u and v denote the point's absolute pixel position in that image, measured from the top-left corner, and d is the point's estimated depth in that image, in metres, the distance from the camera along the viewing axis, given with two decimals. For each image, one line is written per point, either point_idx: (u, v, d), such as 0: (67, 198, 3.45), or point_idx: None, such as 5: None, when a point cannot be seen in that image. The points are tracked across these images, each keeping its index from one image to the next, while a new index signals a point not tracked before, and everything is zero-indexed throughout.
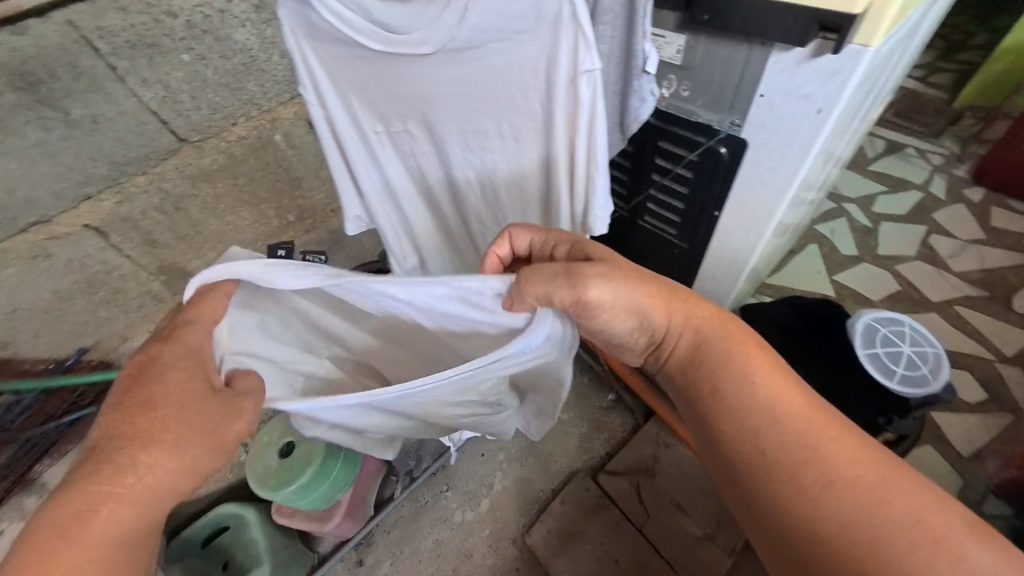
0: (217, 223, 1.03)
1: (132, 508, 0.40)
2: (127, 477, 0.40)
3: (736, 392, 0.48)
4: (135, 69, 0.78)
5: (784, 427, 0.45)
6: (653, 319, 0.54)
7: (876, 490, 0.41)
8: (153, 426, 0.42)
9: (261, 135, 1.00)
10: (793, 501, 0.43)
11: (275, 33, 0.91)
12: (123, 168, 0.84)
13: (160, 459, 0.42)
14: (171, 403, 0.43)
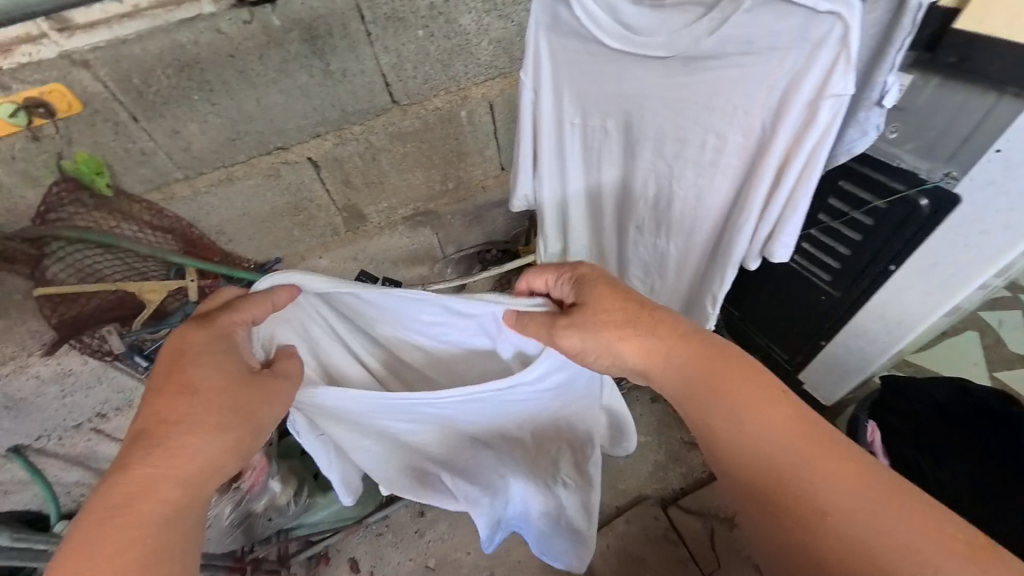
0: (395, 178, 1.16)
1: (178, 484, 0.53)
2: (166, 457, 0.54)
3: (729, 429, 0.56)
4: (382, 37, 0.92)
5: (772, 458, 0.53)
6: (642, 353, 0.64)
7: (853, 506, 0.49)
8: (181, 412, 0.55)
9: (451, 109, 1.10)
10: (794, 522, 0.51)
11: (491, 22, 1.00)
12: (348, 116, 1.00)
13: (194, 436, 0.55)
14: (203, 395, 0.56)
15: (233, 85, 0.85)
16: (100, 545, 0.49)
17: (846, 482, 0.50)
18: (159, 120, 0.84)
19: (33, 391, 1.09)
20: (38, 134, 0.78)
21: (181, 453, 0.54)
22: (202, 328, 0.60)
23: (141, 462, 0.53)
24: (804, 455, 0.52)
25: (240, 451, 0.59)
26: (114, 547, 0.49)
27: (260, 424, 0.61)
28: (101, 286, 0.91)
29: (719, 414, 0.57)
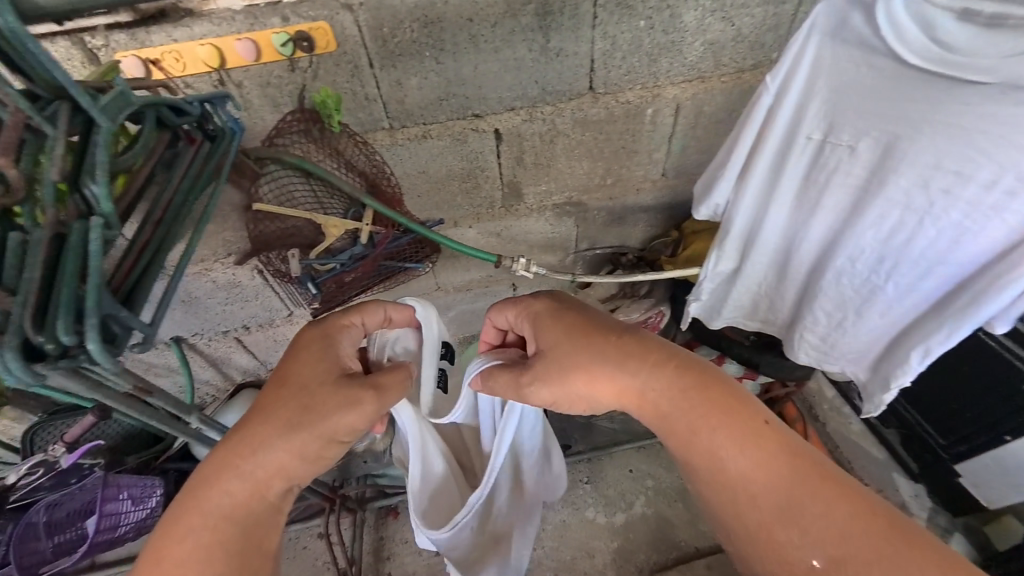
0: (562, 163, 1.15)
1: (236, 483, 0.65)
2: (251, 442, 0.66)
3: (710, 472, 0.62)
4: (605, 23, 0.91)
5: (752, 492, 0.60)
6: (615, 392, 0.69)
7: (832, 528, 0.56)
8: (282, 407, 0.68)
9: (641, 104, 1.07)
10: (782, 551, 0.58)
11: (712, 23, 0.95)
12: (545, 96, 1.01)
13: (268, 427, 0.67)
14: (293, 380, 0.71)
15: (460, 47, 0.89)
16: (212, 500, 0.63)
17: (827, 509, 0.57)
18: (389, 70, 0.89)
19: (207, 293, 1.22)
20: (295, 66, 0.85)
21: (273, 442, 0.66)
22: (319, 335, 0.75)
23: (243, 444, 0.66)
24: (784, 486, 0.59)
25: (316, 453, 0.68)
26: (219, 526, 0.62)
27: (328, 429, 0.68)
28: (297, 213, 0.99)
29: (713, 458, 0.62)
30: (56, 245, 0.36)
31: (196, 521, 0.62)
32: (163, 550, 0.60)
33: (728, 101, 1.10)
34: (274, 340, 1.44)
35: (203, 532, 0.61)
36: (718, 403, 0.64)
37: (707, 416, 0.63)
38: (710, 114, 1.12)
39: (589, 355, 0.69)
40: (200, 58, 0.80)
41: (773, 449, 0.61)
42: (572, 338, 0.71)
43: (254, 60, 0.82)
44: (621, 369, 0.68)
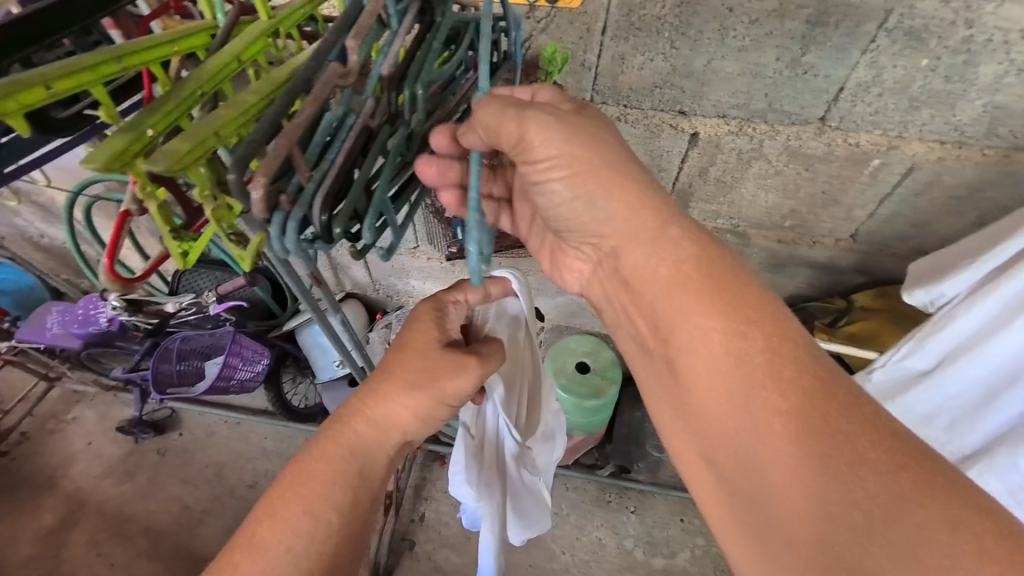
0: (747, 189, 1.04)
1: (361, 432, 0.62)
2: (378, 397, 0.64)
3: (677, 347, 0.49)
4: (882, 50, 0.78)
5: (720, 380, 0.45)
6: (612, 208, 0.51)
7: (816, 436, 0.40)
8: (405, 367, 0.65)
9: (871, 153, 0.92)
10: (721, 434, 0.45)
11: (1013, 83, 0.78)
12: (767, 113, 0.90)
13: (397, 388, 0.64)
14: (416, 344, 0.66)
15: (704, 38, 0.81)
16: (343, 438, 0.61)
17: (801, 395, 0.42)
18: (619, 42, 0.84)
19: None
20: (531, 13, 0.84)
21: (395, 394, 0.63)
22: (431, 308, 0.69)
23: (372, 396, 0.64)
24: (755, 370, 0.44)
25: (429, 413, 0.65)
26: (341, 463, 0.60)
27: (444, 394, 0.65)
28: None
29: (665, 309, 0.50)
30: (362, 138, 0.39)
31: (323, 461, 0.59)
32: (291, 480, 0.58)
33: (979, 178, 0.92)
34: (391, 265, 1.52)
35: (333, 462, 0.60)
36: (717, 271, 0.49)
37: (695, 278, 0.49)
38: (946, 187, 0.95)
39: (610, 159, 0.50)
40: None
41: (764, 318, 0.47)
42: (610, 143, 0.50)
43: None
44: (634, 190, 0.51)
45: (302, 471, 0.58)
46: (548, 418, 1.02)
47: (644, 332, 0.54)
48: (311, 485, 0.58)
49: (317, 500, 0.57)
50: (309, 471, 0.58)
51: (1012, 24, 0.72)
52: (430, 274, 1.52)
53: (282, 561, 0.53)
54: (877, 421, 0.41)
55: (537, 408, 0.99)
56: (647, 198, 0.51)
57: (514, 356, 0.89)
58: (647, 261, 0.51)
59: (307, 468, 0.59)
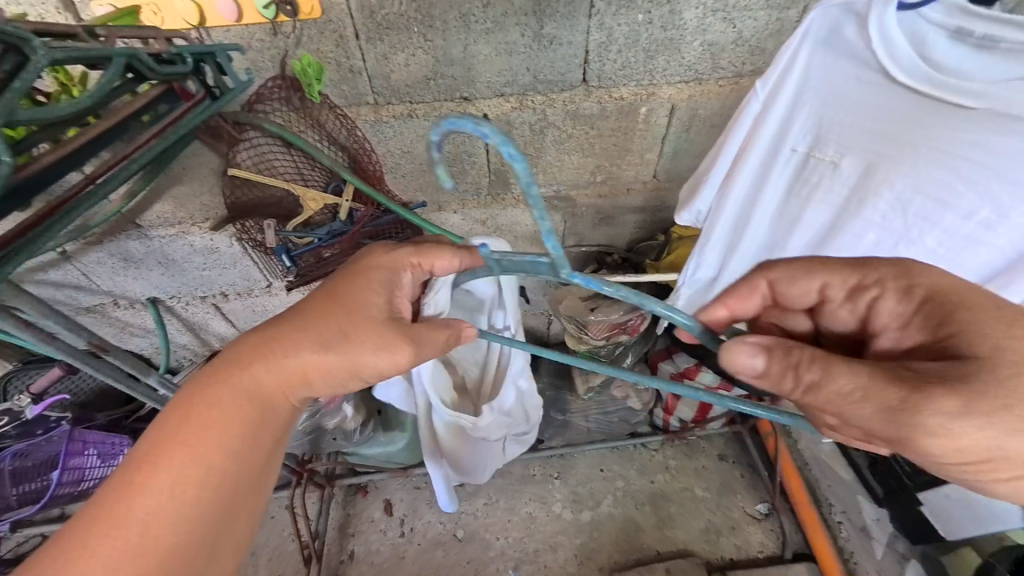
0: (553, 156, 1.13)
1: (260, 381, 0.59)
2: (282, 350, 0.59)
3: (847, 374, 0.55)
4: (603, 12, 0.88)
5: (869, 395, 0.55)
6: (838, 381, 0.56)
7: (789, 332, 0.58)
8: (323, 324, 0.59)
9: (635, 103, 1.05)
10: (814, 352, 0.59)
11: (712, 23, 0.93)
12: (537, 84, 0.98)
13: (306, 346, 0.59)
14: (340, 297, 0.62)
15: (451, 26, 0.86)
16: (240, 385, 0.58)
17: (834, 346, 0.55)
18: (376, 43, 0.87)
19: (184, 256, 1.22)
20: (277, 30, 0.83)
21: (300, 353, 0.59)
22: (381, 271, 0.66)
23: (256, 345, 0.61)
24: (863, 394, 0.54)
25: (339, 381, 0.61)
26: (236, 410, 0.57)
27: (358, 365, 0.60)
28: (274, 181, 0.97)
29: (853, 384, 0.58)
30: None
31: (208, 413, 0.56)
32: (186, 416, 0.55)
33: (725, 107, 1.07)
34: (252, 310, 1.44)
35: (228, 407, 0.57)
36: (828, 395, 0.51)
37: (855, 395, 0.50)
38: (706, 120, 1.10)
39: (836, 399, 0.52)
40: (178, 14, 0.79)
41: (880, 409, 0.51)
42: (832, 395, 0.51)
43: (234, 20, 0.80)
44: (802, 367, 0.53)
45: (194, 407, 0.56)
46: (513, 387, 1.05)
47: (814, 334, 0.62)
48: (206, 420, 0.56)
49: (211, 438, 0.55)
50: (203, 408, 0.56)
51: None
52: None
53: (168, 494, 0.52)
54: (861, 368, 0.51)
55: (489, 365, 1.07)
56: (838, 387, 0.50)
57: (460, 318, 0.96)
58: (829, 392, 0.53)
59: (199, 404, 0.56)
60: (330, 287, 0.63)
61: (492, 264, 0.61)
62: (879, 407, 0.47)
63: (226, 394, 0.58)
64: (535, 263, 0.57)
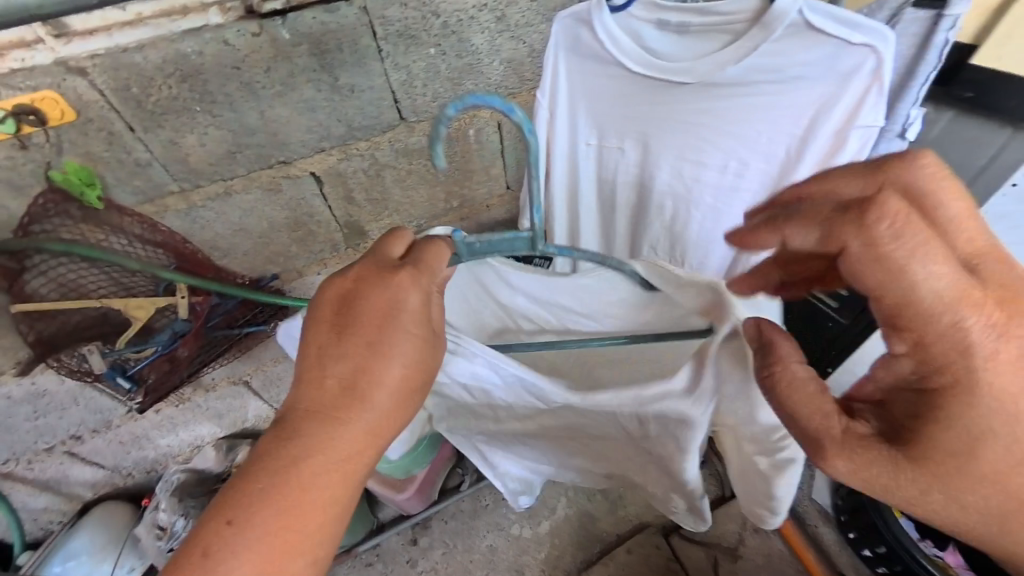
0: (400, 195, 1.13)
1: (335, 453, 0.48)
2: (359, 407, 0.49)
3: (303, 450, 0.48)
4: (393, 54, 0.89)
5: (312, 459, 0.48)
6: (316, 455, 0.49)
7: (333, 443, 0.48)
8: (371, 359, 0.49)
9: (460, 127, 1.08)
10: (302, 464, 0.48)
11: (502, 42, 0.98)
12: (355, 133, 0.97)
13: (378, 396, 0.49)
14: (382, 327, 0.50)
15: (236, 98, 0.83)
16: (318, 459, 0.48)
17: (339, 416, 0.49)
18: (155, 131, 0.81)
19: (4, 411, 1.03)
20: (26, 143, 0.75)
21: (374, 403, 0.49)
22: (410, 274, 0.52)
23: (334, 430, 0.48)
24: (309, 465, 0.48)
25: (410, 405, 0.52)
26: (318, 488, 0.48)
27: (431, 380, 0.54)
28: (79, 304, 0.87)
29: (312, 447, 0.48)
30: None
31: (290, 498, 0.47)
32: (253, 497, 0.47)
33: None
34: (120, 442, 1.26)
35: (312, 483, 0.48)
36: (357, 439, 0.49)
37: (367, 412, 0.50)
38: None
39: (325, 418, 0.49)
40: None
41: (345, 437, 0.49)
42: (346, 426, 0.49)
43: None
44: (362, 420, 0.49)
45: (267, 489, 0.47)
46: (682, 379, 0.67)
47: (361, 443, 0.50)
48: (280, 497, 0.47)
49: (296, 514, 0.47)
50: (276, 483, 0.47)
51: (463, 5, 0.89)
52: (176, 424, 1.30)
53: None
54: (303, 490, 0.47)
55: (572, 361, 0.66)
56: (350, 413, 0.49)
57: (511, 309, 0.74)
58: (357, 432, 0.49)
59: (272, 485, 0.47)
60: (349, 300, 0.52)
61: (460, 250, 0.56)
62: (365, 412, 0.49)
63: (302, 496, 0.47)
64: (512, 240, 0.56)
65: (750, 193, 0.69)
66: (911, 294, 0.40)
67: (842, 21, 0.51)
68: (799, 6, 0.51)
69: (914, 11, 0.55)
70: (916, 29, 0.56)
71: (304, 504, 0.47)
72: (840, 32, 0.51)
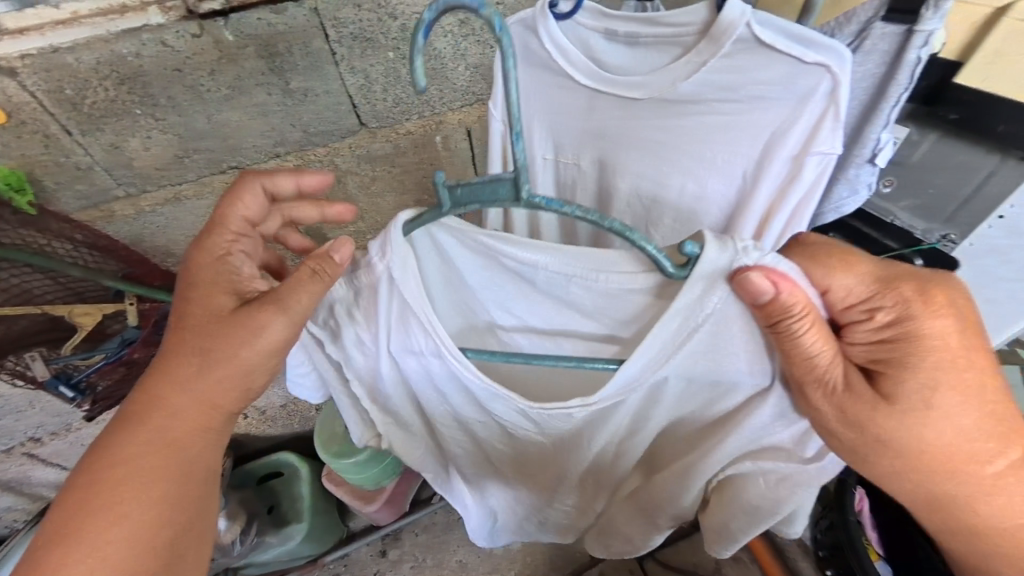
0: (366, 203, 1.09)
1: (173, 389, 0.58)
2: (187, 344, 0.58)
3: (151, 383, 0.59)
4: (349, 57, 0.85)
5: (158, 393, 0.58)
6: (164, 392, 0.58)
7: (170, 378, 0.58)
8: (206, 293, 0.59)
9: (426, 134, 1.03)
10: (147, 398, 0.58)
11: (468, 46, 0.93)
12: (312, 138, 0.93)
13: (200, 332, 0.58)
14: (219, 268, 0.60)
15: (180, 101, 0.79)
16: (164, 391, 0.58)
17: (173, 356, 0.58)
18: (95, 134, 0.78)
19: None
20: None
21: (196, 341, 0.58)
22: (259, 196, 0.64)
23: (176, 367, 0.58)
24: (154, 400, 0.58)
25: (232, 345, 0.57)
26: (163, 419, 0.58)
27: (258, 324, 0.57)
28: (22, 309, 0.83)
29: (156, 385, 0.58)
30: None
31: (140, 426, 0.58)
32: (118, 427, 0.58)
33: None
34: (81, 445, 1.24)
35: (159, 413, 0.58)
36: (189, 373, 0.58)
37: (195, 353, 0.58)
38: None
39: (169, 360, 0.59)
40: None
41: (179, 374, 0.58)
42: (184, 357, 0.58)
43: None
44: (189, 356, 0.58)
45: (127, 421, 0.58)
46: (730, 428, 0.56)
47: (197, 380, 0.58)
48: (133, 428, 0.57)
49: (149, 439, 0.58)
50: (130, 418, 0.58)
51: (422, 7, 0.85)
52: None
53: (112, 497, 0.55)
54: (152, 421, 0.58)
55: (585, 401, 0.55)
56: (185, 351, 0.58)
57: (486, 289, 0.59)
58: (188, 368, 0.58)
59: (131, 417, 0.58)
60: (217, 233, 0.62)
61: (442, 198, 0.45)
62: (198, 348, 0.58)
63: (152, 423, 0.58)
64: (497, 186, 0.44)
65: (709, 217, 0.63)
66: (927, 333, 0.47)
67: (798, 36, 0.46)
68: (748, 18, 0.46)
69: (883, 26, 0.50)
70: (887, 45, 0.50)
71: (153, 430, 0.58)
72: (793, 50, 0.46)
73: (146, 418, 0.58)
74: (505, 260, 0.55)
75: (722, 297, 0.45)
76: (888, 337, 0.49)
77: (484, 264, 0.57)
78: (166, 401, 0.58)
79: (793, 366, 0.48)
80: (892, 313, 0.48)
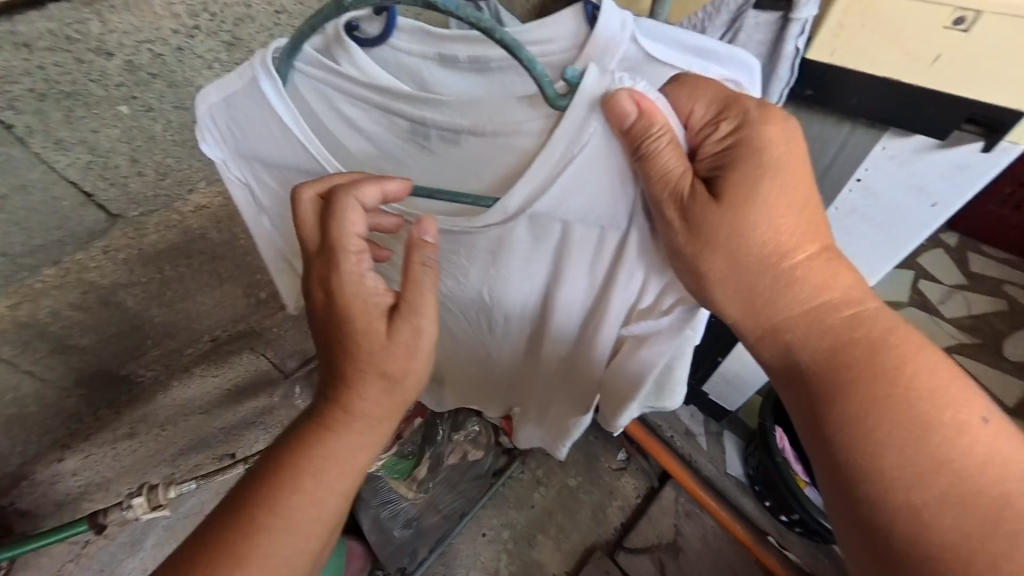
0: (164, 313, 0.79)
1: (357, 437, 0.48)
2: (369, 393, 0.48)
3: (328, 435, 0.47)
4: (45, 127, 0.54)
5: (335, 442, 0.47)
6: (345, 445, 0.48)
7: (357, 427, 0.48)
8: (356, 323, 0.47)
9: (227, 202, 0.77)
10: (321, 450, 0.47)
11: None
12: (17, 262, 0.60)
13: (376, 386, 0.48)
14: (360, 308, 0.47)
15: None
16: (342, 450, 0.47)
17: (355, 410, 0.48)
18: None
19: None
20: None
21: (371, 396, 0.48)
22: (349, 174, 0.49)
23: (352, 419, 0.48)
24: (335, 449, 0.47)
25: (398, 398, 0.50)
26: (339, 479, 0.47)
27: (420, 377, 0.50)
28: None
29: (331, 433, 0.47)
30: None
31: (314, 480, 0.46)
32: (281, 482, 0.45)
33: None
34: None
35: (330, 471, 0.47)
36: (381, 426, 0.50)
37: (378, 406, 0.49)
38: None
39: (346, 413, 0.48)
40: None
41: (362, 425, 0.48)
42: (357, 412, 0.48)
43: None
44: (376, 404, 0.48)
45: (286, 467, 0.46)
46: (618, 258, 0.46)
47: (382, 423, 0.50)
48: (298, 480, 0.45)
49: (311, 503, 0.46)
50: (291, 464, 0.46)
51: (153, 27, 0.55)
52: None
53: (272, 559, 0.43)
54: (332, 471, 0.47)
55: (472, 227, 0.47)
56: (371, 399, 0.48)
57: (379, 142, 0.50)
58: (372, 413, 0.49)
59: (290, 462, 0.46)
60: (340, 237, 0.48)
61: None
62: (376, 405, 0.49)
63: (316, 476, 0.46)
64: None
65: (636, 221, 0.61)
66: (763, 145, 0.40)
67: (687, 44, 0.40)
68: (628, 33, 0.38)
69: (757, 14, 0.44)
70: (763, 35, 0.45)
71: (320, 486, 0.46)
72: (693, 64, 0.41)
73: (325, 476, 0.47)
74: (393, 116, 0.47)
75: (600, 131, 0.37)
76: (731, 148, 0.40)
77: (371, 116, 0.49)
78: (340, 455, 0.47)
79: (647, 186, 0.40)
80: (736, 123, 0.40)
